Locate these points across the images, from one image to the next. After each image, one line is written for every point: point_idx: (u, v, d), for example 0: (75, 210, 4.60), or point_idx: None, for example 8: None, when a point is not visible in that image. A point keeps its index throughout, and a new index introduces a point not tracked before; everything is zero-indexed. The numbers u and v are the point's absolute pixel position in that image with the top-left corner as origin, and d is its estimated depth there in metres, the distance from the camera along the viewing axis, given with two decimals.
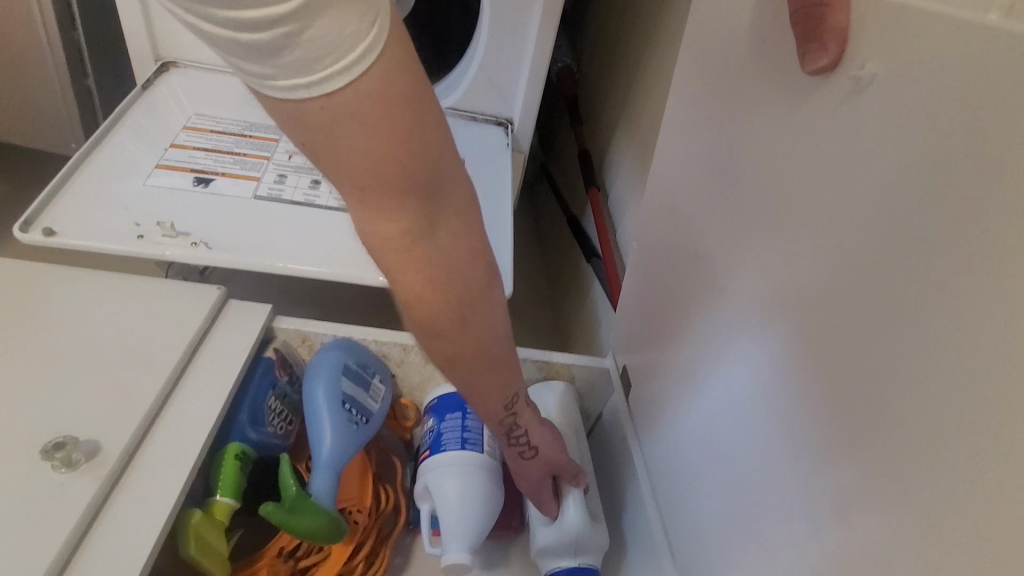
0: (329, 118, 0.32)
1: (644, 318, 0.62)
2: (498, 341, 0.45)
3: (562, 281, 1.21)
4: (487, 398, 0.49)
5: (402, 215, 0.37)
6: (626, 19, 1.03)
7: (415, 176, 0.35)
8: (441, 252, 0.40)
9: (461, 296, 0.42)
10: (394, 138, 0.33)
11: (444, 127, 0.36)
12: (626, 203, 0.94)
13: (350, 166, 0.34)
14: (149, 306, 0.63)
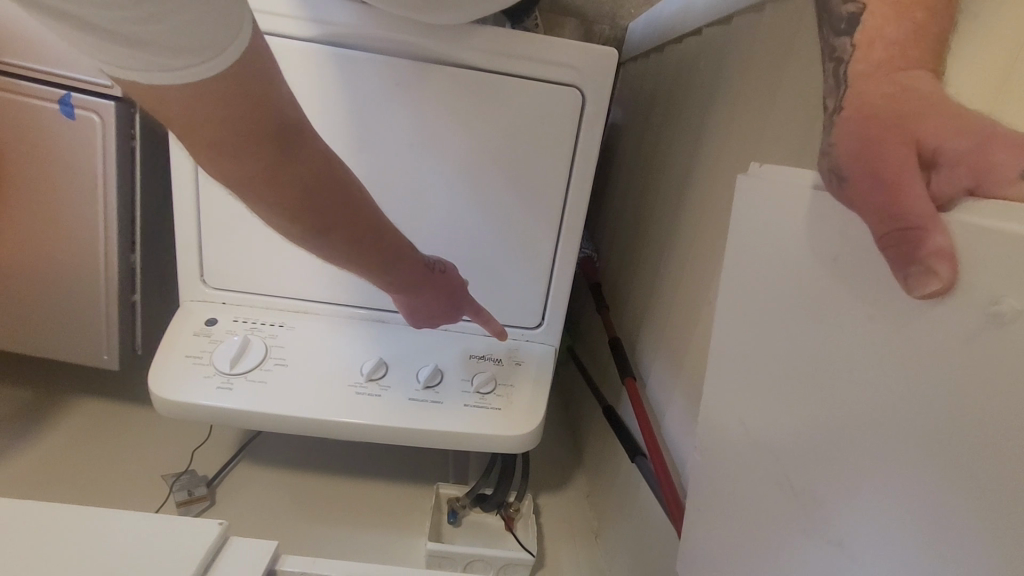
0: (257, 164, 0.56)
1: (713, 546, 0.53)
2: (375, 224, 0.68)
3: (598, 482, 1.10)
4: (367, 239, 0.68)
5: (310, 200, 0.61)
6: (643, 221, 1.12)
7: (302, 188, 0.60)
8: (336, 189, 0.63)
9: (341, 216, 0.64)
10: (281, 172, 0.58)
11: (316, 176, 0.61)
12: (664, 394, 0.89)
13: (278, 183, 0.59)
14: (138, 547, 0.54)
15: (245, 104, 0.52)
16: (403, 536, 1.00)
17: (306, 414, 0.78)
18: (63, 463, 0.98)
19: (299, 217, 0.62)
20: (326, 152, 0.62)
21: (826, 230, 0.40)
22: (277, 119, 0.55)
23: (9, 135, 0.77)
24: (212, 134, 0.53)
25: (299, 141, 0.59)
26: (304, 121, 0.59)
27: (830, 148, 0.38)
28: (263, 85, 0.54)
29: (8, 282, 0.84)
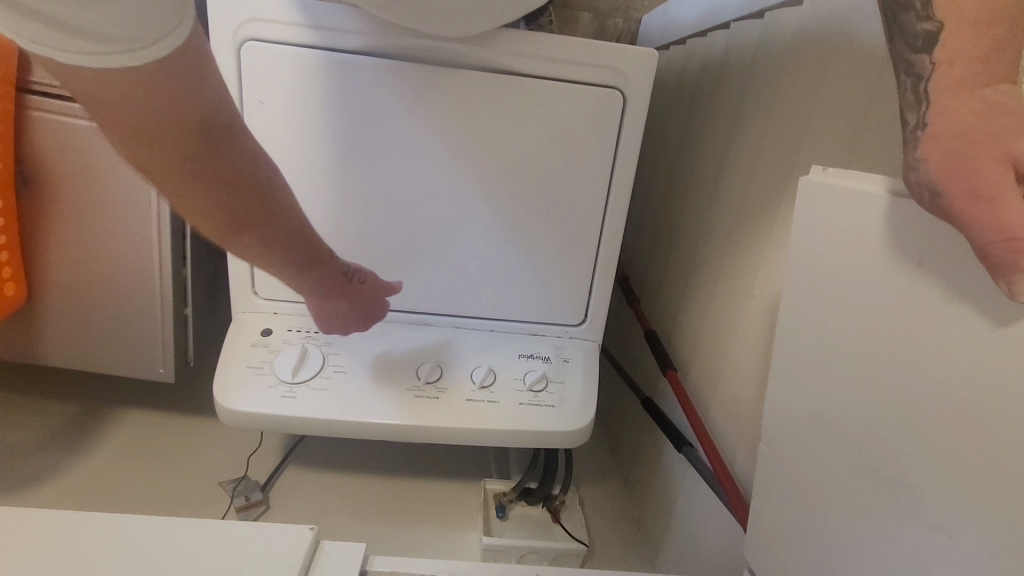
0: (149, 151, 0.54)
1: (791, 532, 0.56)
2: (285, 226, 0.66)
3: (638, 471, 1.13)
4: (270, 239, 0.66)
5: (207, 195, 0.59)
6: (673, 215, 1.13)
7: (200, 182, 0.58)
8: (236, 187, 0.60)
9: (241, 213, 0.62)
10: (174, 164, 0.56)
11: (218, 173, 0.58)
12: (708, 385, 0.91)
13: (169, 173, 0.56)
14: (240, 556, 0.56)
15: (163, 96, 0.51)
16: (455, 531, 1.02)
17: (369, 419, 0.81)
18: (118, 475, 1.00)
19: (197, 210, 0.60)
20: (245, 149, 0.61)
21: (900, 233, 0.42)
22: (196, 113, 0.54)
23: (64, 157, 0.78)
24: (117, 119, 0.51)
25: (218, 136, 0.57)
26: (228, 117, 0.58)
27: (918, 162, 0.36)
28: (190, 80, 0.53)
29: (65, 304, 0.85)
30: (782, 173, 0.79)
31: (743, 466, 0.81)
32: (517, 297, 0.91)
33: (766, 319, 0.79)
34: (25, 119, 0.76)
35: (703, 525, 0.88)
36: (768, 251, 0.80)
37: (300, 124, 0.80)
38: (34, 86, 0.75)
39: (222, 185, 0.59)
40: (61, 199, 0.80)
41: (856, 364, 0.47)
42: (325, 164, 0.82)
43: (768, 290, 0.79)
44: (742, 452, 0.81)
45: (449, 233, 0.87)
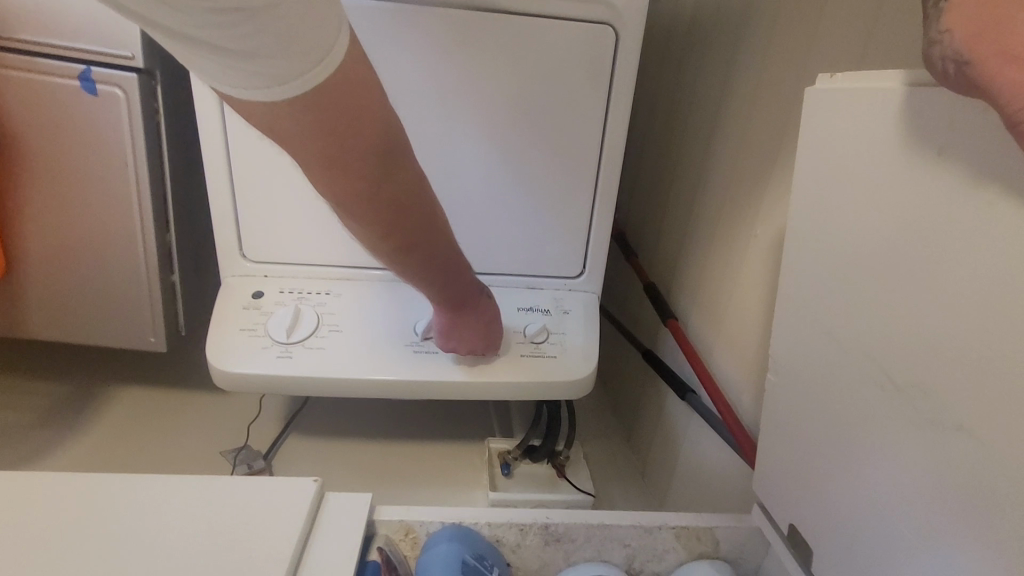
0: (356, 180, 0.56)
1: (804, 458, 0.56)
2: (451, 248, 0.68)
3: (639, 424, 1.13)
4: (441, 260, 0.67)
5: (391, 219, 0.60)
6: (669, 163, 1.10)
7: (386, 207, 0.59)
8: (418, 213, 0.62)
9: (420, 237, 0.63)
10: (371, 190, 0.57)
11: (406, 200, 0.60)
12: (711, 331, 0.91)
13: (368, 199, 0.58)
14: (241, 509, 0.55)
15: (360, 125, 0.53)
16: (459, 489, 1.02)
17: (369, 377, 0.80)
18: (115, 449, 0.98)
19: (380, 231, 0.61)
20: (421, 175, 0.61)
21: (922, 124, 0.39)
22: (382, 143, 0.55)
23: (31, 117, 0.74)
24: (317, 143, 0.53)
25: (399, 163, 0.58)
26: (408, 146, 0.59)
27: (941, 34, 0.32)
28: (381, 112, 0.55)
29: (45, 273, 0.82)
30: (784, 105, 0.76)
31: (749, 407, 0.80)
32: (513, 250, 0.89)
33: (771, 258, 0.77)
34: None
35: (707, 469, 0.88)
36: (772, 188, 0.78)
37: None
38: None
39: (408, 210, 0.60)
40: (32, 161, 0.76)
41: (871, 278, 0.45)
42: None
43: (771, 228, 0.77)
44: (747, 394, 0.81)
45: (442, 185, 0.84)
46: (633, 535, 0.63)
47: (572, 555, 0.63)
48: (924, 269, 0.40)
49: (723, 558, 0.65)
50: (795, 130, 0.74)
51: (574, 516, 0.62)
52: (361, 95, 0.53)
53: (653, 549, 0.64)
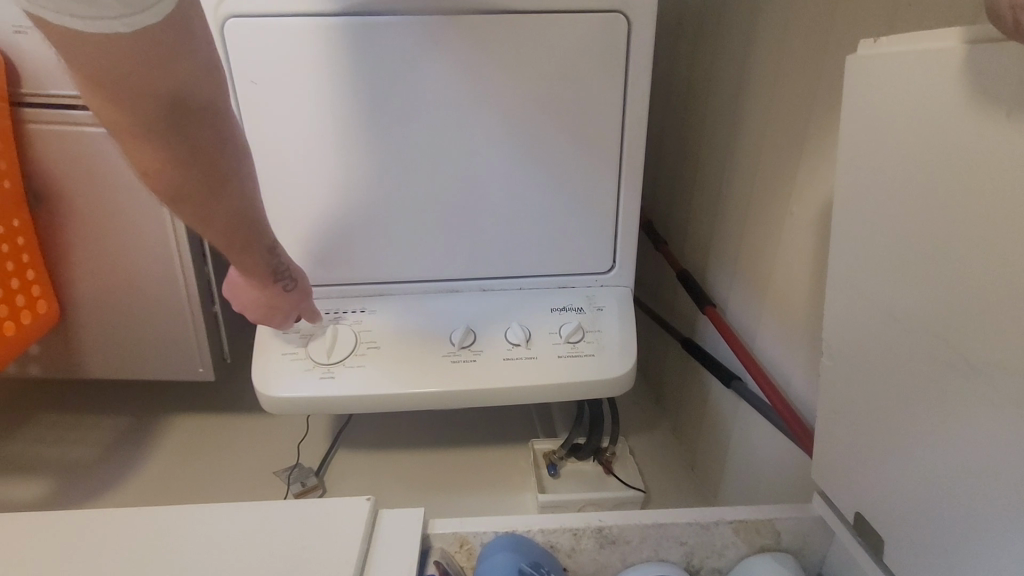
0: (126, 112, 0.50)
1: (869, 443, 0.53)
2: (240, 218, 0.60)
3: (683, 414, 1.10)
4: (215, 232, 0.59)
5: (172, 169, 0.54)
6: (691, 146, 1.07)
7: (163, 154, 0.53)
8: (207, 159, 0.55)
9: (193, 195, 0.56)
10: (143, 129, 0.51)
11: (198, 140, 0.54)
12: (752, 314, 0.88)
13: (142, 137, 0.52)
14: (300, 532, 0.56)
15: (138, 63, 0.48)
16: (505, 493, 1.03)
17: (411, 390, 0.81)
18: (175, 476, 1.02)
19: (158, 178, 0.54)
20: (226, 132, 0.56)
21: (994, 83, 0.37)
22: (168, 88, 0.50)
23: (69, 167, 0.77)
24: (92, 77, 0.48)
25: (194, 114, 0.53)
26: (212, 101, 0.54)
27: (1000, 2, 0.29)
28: (180, 57, 0.50)
29: (96, 315, 0.86)
30: (809, 75, 0.73)
31: (799, 390, 0.78)
32: (541, 250, 0.88)
33: (812, 235, 0.74)
34: (24, 135, 0.75)
35: (760, 456, 0.86)
36: (805, 163, 0.75)
37: (296, 99, 0.77)
38: (28, 98, 0.74)
39: (178, 162, 0.53)
40: (74, 210, 0.80)
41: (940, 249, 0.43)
42: (326, 137, 0.79)
43: (809, 205, 0.74)
44: (795, 377, 0.78)
45: (463, 192, 0.84)
46: (691, 533, 0.62)
47: (628, 556, 0.62)
48: (1000, 235, 0.38)
49: (786, 550, 0.63)
50: (823, 100, 0.71)
51: (627, 518, 0.61)
52: (162, 34, 0.48)
53: (712, 544, 0.62)
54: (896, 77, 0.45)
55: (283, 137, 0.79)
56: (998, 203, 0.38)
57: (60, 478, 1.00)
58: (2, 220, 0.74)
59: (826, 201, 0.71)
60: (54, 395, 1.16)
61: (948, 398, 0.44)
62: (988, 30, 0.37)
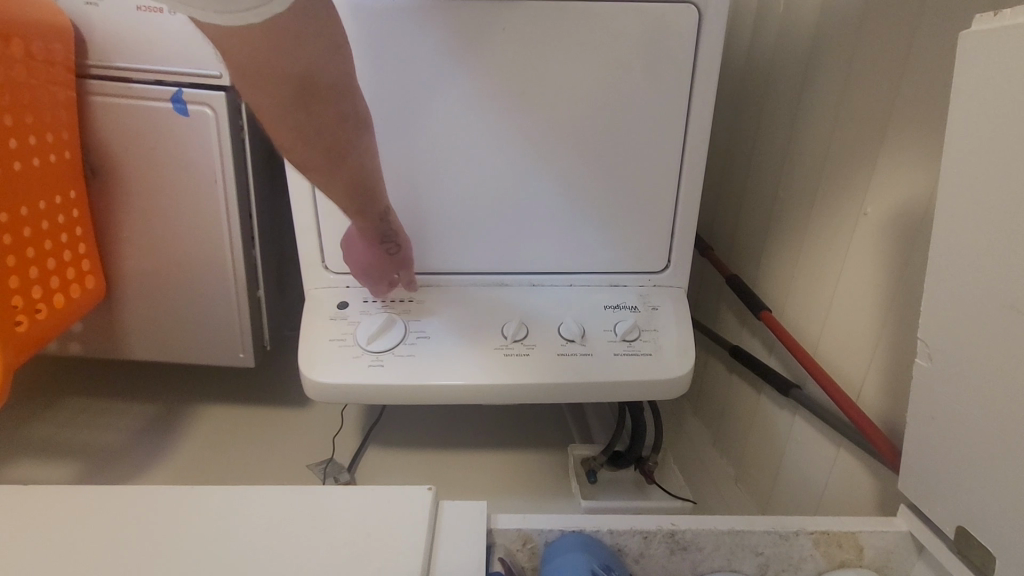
0: (270, 100, 0.58)
1: (966, 453, 0.50)
2: (358, 182, 0.68)
3: (725, 425, 1.07)
4: (339, 193, 0.69)
5: (306, 144, 0.63)
6: (743, 149, 1.05)
7: (296, 133, 0.61)
8: (333, 134, 0.63)
9: (322, 164, 0.65)
10: (283, 114, 0.59)
11: (324, 119, 0.62)
12: (812, 320, 0.85)
13: (281, 121, 0.60)
14: (360, 525, 0.53)
15: (275, 57, 0.55)
16: (549, 498, 0.97)
17: (460, 382, 0.78)
18: (205, 465, 0.99)
19: (295, 151, 0.64)
20: (348, 106, 0.63)
21: None
22: (299, 71, 0.57)
23: (128, 141, 0.76)
24: (238, 65, 0.55)
25: (321, 92, 0.60)
26: (334, 79, 0.60)
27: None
28: (308, 40, 0.56)
29: (141, 293, 0.85)
30: (890, 71, 0.71)
31: (870, 398, 0.74)
32: (594, 246, 0.85)
33: (884, 236, 0.71)
34: (86, 107, 0.75)
35: (821, 469, 0.81)
36: (881, 161, 0.72)
37: (358, 81, 0.76)
38: (93, 70, 0.73)
39: (308, 139, 0.62)
40: (128, 185, 0.79)
41: None
42: (385, 120, 0.78)
43: (882, 204, 0.72)
44: (867, 384, 0.74)
45: (519, 183, 0.82)
46: (767, 543, 0.58)
47: (699, 565, 0.58)
48: None
49: (867, 566, 0.59)
50: (906, 97, 0.68)
51: (700, 522, 0.57)
52: (291, 21, 0.54)
53: (790, 555, 0.58)
54: (1001, 56, 0.41)
55: None
56: None
57: (89, 462, 0.97)
58: (60, 191, 0.74)
59: (904, 200, 0.69)
60: (81, 378, 1.13)
61: None
62: None
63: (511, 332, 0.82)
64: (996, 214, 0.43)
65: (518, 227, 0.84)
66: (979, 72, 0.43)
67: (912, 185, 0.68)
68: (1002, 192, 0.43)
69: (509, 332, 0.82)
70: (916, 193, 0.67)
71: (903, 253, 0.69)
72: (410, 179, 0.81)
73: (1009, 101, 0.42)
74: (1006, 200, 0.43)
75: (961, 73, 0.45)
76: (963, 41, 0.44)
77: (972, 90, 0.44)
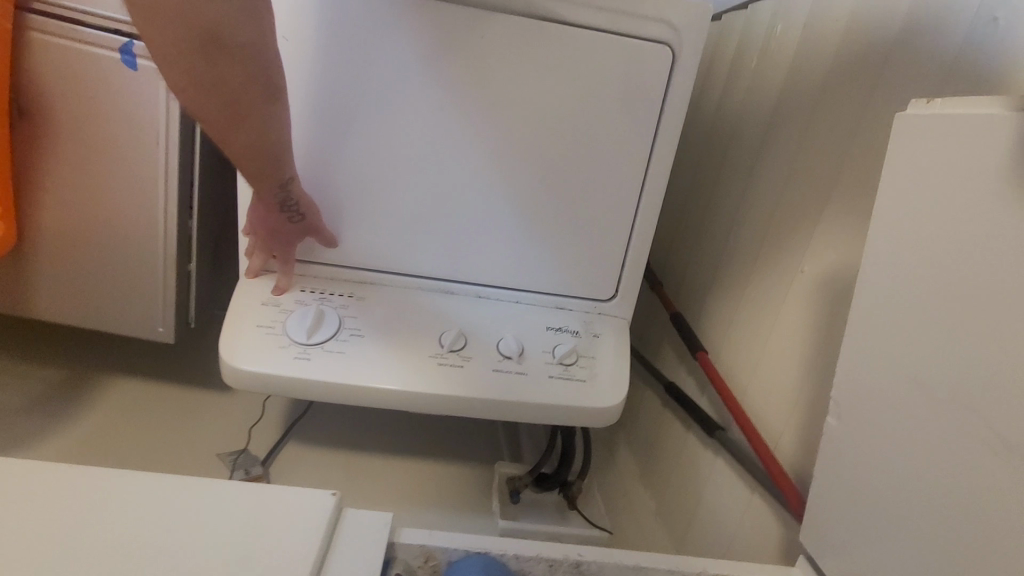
0: (170, 51, 0.58)
1: (862, 515, 0.51)
2: (260, 147, 0.68)
3: (651, 459, 1.08)
4: (238, 156, 0.68)
5: (204, 98, 0.62)
6: (702, 193, 1.08)
7: (197, 85, 0.60)
8: (239, 95, 0.63)
9: (224, 121, 0.64)
10: (182, 68, 0.59)
11: (227, 78, 0.61)
12: (744, 366, 0.87)
13: (178, 73, 0.59)
14: (249, 523, 0.50)
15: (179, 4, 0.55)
16: (468, 515, 0.94)
17: (389, 386, 0.76)
18: (103, 442, 0.92)
19: (190, 103, 0.62)
20: (255, 69, 0.62)
21: None
22: (199, 16, 0.56)
23: (65, 87, 0.71)
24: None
25: (229, 51, 0.59)
26: (242, 42, 0.59)
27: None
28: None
29: (57, 250, 0.78)
30: (840, 139, 0.74)
31: (787, 448, 0.76)
32: (543, 266, 0.85)
33: (817, 294, 0.74)
34: (22, 41, 0.69)
35: (734, 513, 0.83)
36: (822, 223, 0.75)
37: (325, 64, 0.74)
38: (36, 5, 0.68)
39: (205, 89, 0.61)
40: (58, 133, 0.73)
41: (946, 321, 0.43)
42: (351, 109, 0.76)
43: (818, 264, 0.75)
44: (785, 435, 0.77)
45: (477, 192, 0.81)
46: None
47: None
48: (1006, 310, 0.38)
49: None
50: (850, 165, 0.72)
51: (606, 554, 0.57)
52: None
53: None
54: (926, 140, 0.44)
55: (304, 100, 0.75)
56: (1008, 286, 0.38)
57: None
58: None
59: (838, 263, 0.72)
60: None
61: (939, 477, 0.43)
62: None
63: (449, 341, 0.80)
64: (908, 286, 0.46)
65: (472, 237, 0.83)
66: (908, 152, 0.46)
67: (846, 250, 0.71)
68: (914, 266, 0.45)
69: (447, 341, 0.80)
70: (848, 258, 0.70)
71: (832, 313, 0.72)
72: (367, 171, 0.79)
73: (930, 184, 0.44)
74: (917, 274, 0.45)
75: (895, 151, 0.47)
76: (899, 121, 0.47)
77: (900, 169, 0.47)
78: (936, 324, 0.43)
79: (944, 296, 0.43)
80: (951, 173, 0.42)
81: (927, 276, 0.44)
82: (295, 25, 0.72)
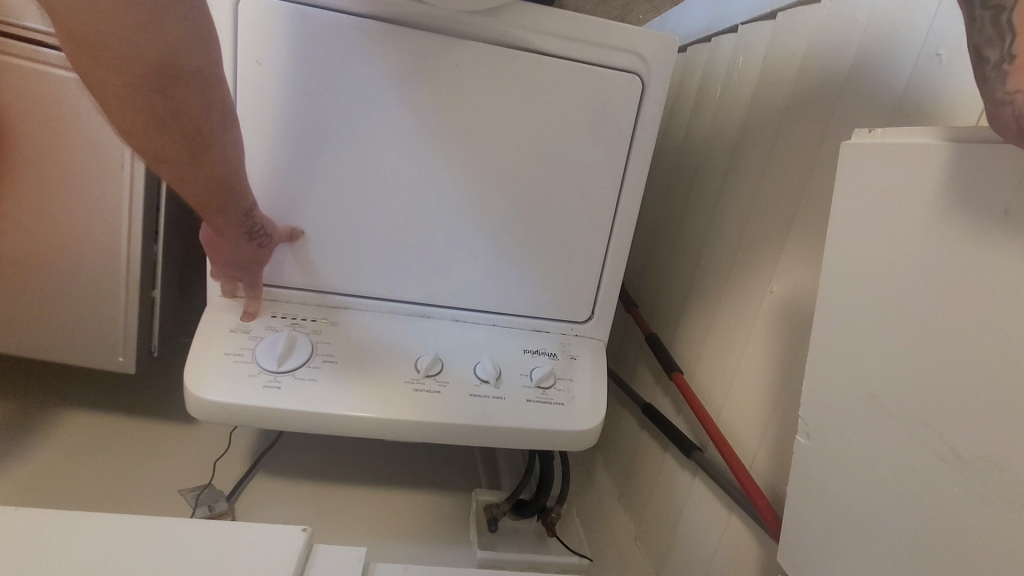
0: (124, 86, 0.55)
1: (835, 533, 0.51)
2: (217, 178, 0.66)
3: (630, 481, 1.07)
4: (193, 189, 0.66)
5: (160, 133, 0.59)
6: (672, 217, 1.11)
7: (152, 119, 0.58)
8: (196, 126, 0.61)
9: (181, 155, 0.62)
10: (136, 102, 0.56)
11: (184, 108, 0.59)
12: (717, 385, 0.88)
13: (131, 108, 0.57)
14: (211, 563, 0.47)
15: (130, 37, 0.53)
16: (445, 545, 0.91)
17: (363, 413, 0.74)
18: (53, 479, 0.86)
19: (145, 138, 0.60)
20: (208, 94, 0.61)
21: (962, 186, 0.39)
22: (153, 48, 0.54)
23: (25, 108, 0.69)
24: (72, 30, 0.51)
25: (183, 81, 0.58)
26: (196, 69, 0.58)
27: (1012, 95, 0.27)
28: (170, 23, 0.55)
29: (9, 277, 0.75)
30: (800, 167, 0.78)
31: (761, 466, 0.77)
32: (517, 288, 0.85)
33: (783, 314, 0.76)
34: None
35: (712, 534, 0.83)
36: (787, 245, 0.78)
37: (297, 88, 0.74)
38: None
39: (161, 123, 0.59)
40: (16, 155, 0.70)
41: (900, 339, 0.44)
42: (325, 133, 0.76)
43: (783, 285, 0.77)
44: (759, 453, 0.77)
45: (452, 216, 0.81)
46: None
47: None
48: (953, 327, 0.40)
49: None
50: (810, 189, 0.75)
51: None
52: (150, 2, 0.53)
53: None
54: (872, 167, 0.46)
55: (276, 124, 0.75)
56: (954, 305, 0.39)
57: None
58: None
59: (802, 283, 0.74)
60: None
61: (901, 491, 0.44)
62: (967, 131, 0.39)
63: (425, 367, 0.79)
64: (867, 306, 0.47)
65: (445, 260, 0.83)
66: (858, 178, 0.48)
67: (809, 271, 0.73)
68: (868, 287, 0.47)
69: (423, 366, 0.79)
70: (811, 278, 0.72)
71: (796, 332, 0.74)
72: (342, 194, 0.78)
73: (876, 210, 0.46)
74: (874, 295, 0.47)
75: (844, 178, 0.49)
76: (844, 150, 0.49)
77: (849, 195, 0.49)
78: (894, 343, 0.45)
79: (900, 316, 0.44)
80: (898, 197, 0.44)
81: (883, 296, 0.46)
82: (266, 50, 0.72)
